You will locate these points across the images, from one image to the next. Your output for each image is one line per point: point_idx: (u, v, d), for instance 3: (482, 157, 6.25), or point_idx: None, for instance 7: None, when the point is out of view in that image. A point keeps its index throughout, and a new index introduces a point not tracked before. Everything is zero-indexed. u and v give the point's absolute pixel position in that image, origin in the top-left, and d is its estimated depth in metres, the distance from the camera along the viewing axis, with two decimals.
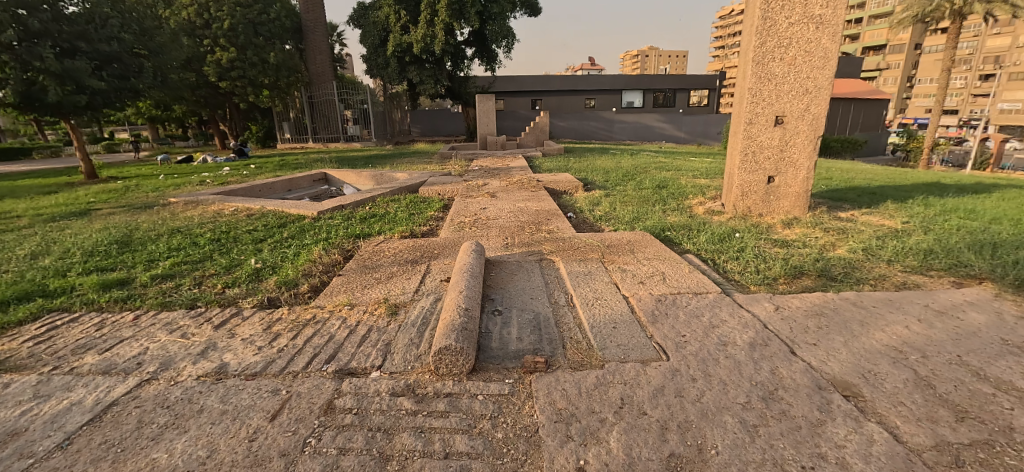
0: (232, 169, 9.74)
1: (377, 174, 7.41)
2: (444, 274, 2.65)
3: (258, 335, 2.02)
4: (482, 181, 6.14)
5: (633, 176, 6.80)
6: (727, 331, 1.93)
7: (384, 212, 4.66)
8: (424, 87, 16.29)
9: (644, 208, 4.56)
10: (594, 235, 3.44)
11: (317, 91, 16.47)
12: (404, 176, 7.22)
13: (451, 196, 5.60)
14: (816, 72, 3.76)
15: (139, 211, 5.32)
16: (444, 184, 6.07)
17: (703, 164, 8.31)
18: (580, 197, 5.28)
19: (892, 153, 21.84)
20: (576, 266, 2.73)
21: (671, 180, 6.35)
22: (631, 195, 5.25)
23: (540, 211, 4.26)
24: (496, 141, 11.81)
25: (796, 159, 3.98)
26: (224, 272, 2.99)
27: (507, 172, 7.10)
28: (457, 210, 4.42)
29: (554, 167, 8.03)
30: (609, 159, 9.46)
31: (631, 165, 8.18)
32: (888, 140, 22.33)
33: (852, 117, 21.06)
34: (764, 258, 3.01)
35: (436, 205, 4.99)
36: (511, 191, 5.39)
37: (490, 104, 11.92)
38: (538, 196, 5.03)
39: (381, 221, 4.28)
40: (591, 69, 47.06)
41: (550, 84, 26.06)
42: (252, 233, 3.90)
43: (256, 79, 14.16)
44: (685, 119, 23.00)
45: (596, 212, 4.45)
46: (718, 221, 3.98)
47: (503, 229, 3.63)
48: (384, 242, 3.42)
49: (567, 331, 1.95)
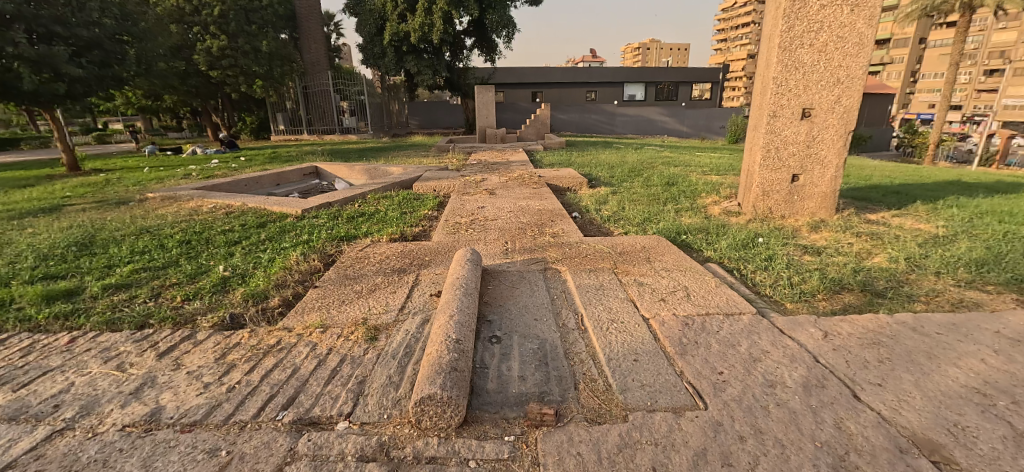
0: (220, 161, 9.34)
1: (371, 169, 7.04)
2: (435, 288, 2.31)
3: (207, 368, 1.68)
4: (480, 177, 5.79)
5: (640, 172, 6.45)
6: (772, 368, 1.59)
7: (373, 210, 4.31)
8: (421, 77, 15.84)
9: (656, 208, 4.22)
10: (604, 239, 3.09)
11: (312, 81, 16.02)
12: (399, 171, 6.85)
13: (447, 192, 5.25)
14: (849, 60, 3.41)
15: (112, 207, 4.96)
16: (441, 179, 5.72)
17: (712, 159, 7.94)
18: (586, 195, 4.93)
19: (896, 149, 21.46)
20: (586, 278, 2.38)
21: (681, 176, 6.00)
22: (640, 193, 4.91)
23: (543, 210, 3.91)
24: (495, 134, 11.41)
25: (823, 156, 3.64)
26: (187, 281, 2.65)
27: (507, 166, 6.74)
28: (453, 209, 4.07)
29: (555, 161, 7.68)
30: (612, 153, 9.10)
31: (637, 160, 7.82)
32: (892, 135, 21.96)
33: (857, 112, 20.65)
34: (796, 269, 2.67)
35: (430, 203, 4.62)
36: (512, 187, 5.03)
37: (489, 95, 11.53)
38: (541, 193, 4.68)
39: (370, 220, 3.93)
40: (592, 61, 46.39)
41: (551, 76, 25.56)
42: (226, 234, 3.55)
43: (248, 68, 13.72)
44: (688, 113, 22.59)
45: (604, 212, 4.11)
46: (737, 224, 3.65)
47: (502, 231, 3.29)
48: (369, 246, 3.08)
49: (578, 366, 1.62)
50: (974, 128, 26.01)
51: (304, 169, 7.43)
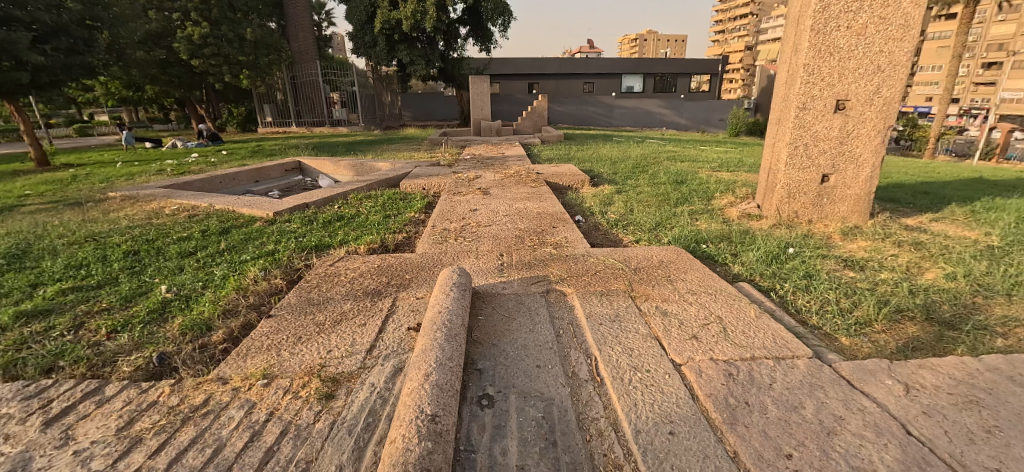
0: (199, 156, 8.83)
1: (357, 164, 6.58)
2: (414, 319, 1.89)
3: (101, 447, 1.26)
4: (474, 174, 5.35)
5: (644, 169, 6.02)
6: (854, 447, 1.19)
7: (353, 213, 3.86)
8: (414, 68, 15.30)
9: (669, 210, 3.80)
10: (617, 249, 2.68)
11: (300, 71, 15.40)
12: (387, 166, 6.39)
13: (437, 191, 4.83)
14: (893, 44, 2.98)
15: (66, 208, 4.50)
16: (431, 176, 5.26)
17: (719, 154, 7.55)
18: (590, 194, 4.49)
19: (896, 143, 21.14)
20: (597, 305, 1.97)
21: (690, 173, 5.57)
22: (648, 193, 4.49)
23: (542, 214, 3.49)
24: (490, 127, 10.93)
25: (859, 154, 3.22)
26: (120, 306, 2.23)
27: (502, 162, 6.29)
28: (441, 212, 3.62)
29: (553, 156, 7.22)
30: (613, 147, 8.68)
31: (640, 155, 7.41)
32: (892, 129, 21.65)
33: None
34: (842, 288, 2.27)
35: (418, 204, 4.18)
36: (508, 186, 4.59)
37: (484, 86, 11.06)
38: (542, 193, 4.26)
39: (347, 226, 3.50)
40: (589, 51, 45.64)
41: (547, 67, 24.96)
42: (181, 244, 3.10)
43: (232, 57, 13.12)
44: (687, 105, 22.14)
45: (611, 215, 3.68)
46: (761, 230, 3.25)
47: (497, 240, 2.85)
48: (343, 258, 2.64)
49: (596, 443, 1.22)
50: (971, 121, 25.64)
51: (287, 165, 6.96)
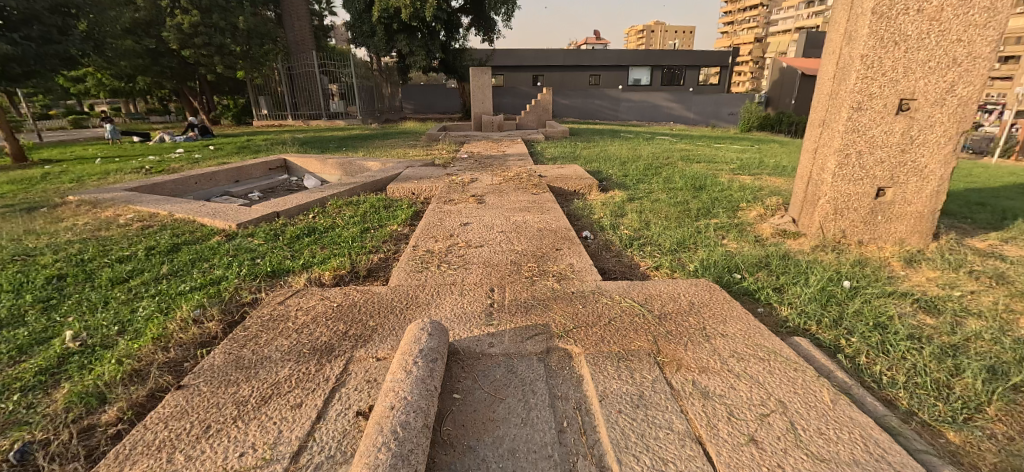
0: (184, 152, 8.38)
1: (346, 163, 6.08)
2: (365, 399, 1.40)
3: None
4: (469, 176, 4.84)
5: (658, 170, 5.48)
6: None
7: (327, 225, 3.36)
8: (414, 59, 14.73)
9: (690, 225, 3.29)
10: (635, 283, 2.17)
11: (296, 62, 14.87)
12: (377, 166, 5.88)
13: (427, 197, 4.34)
14: (974, 32, 2.43)
15: (14, 214, 4.04)
16: (422, 178, 4.77)
17: (736, 154, 6.97)
18: (599, 203, 3.98)
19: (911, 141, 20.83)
20: (616, 376, 1.48)
21: (709, 177, 5.03)
22: (666, 202, 3.97)
23: (544, 230, 2.97)
24: (491, 121, 10.38)
25: (924, 164, 2.70)
26: (6, 361, 1.75)
27: (501, 162, 5.78)
28: (426, 226, 3.11)
29: (557, 155, 6.69)
30: (621, 144, 8.12)
31: (651, 154, 6.86)
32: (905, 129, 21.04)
33: None
34: (931, 347, 1.75)
35: (403, 213, 3.68)
36: (506, 193, 4.08)
37: (485, 78, 10.50)
38: (545, 201, 3.75)
39: (317, 242, 3.01)
40: (596, 42, 44.60)
41: (553, 58, 24.25)
42: (115, 267, 2.62)
43: (224, 47, 12.63)
44: (696, 98, 21.43)
45: (624, 231, 3.17)
46: (804, 255, 2.73)
47: (488, 269, 2.35)
48: (297, 293, 2.15)
49: None
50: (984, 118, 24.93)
51: (272, 162, 6.49)
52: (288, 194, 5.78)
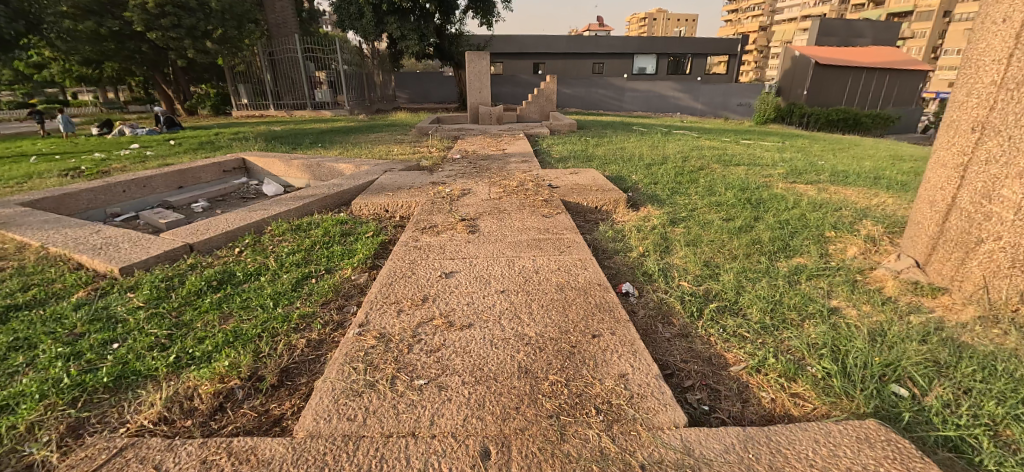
0: (137, 148, 7.31)
1: (313, 164, 4.99)
2: None
3: None
4: (460, 185, 3.78)
5: (694, 176, 4.43)
6: None
7: (249, 269, 2.33)
8: (405, 43, 13.50)
9: (776, 275, 2.27)
10: (751, 433, 1.16)
11: (277, 46, 13.69)
12: (350, 168, 4.78)
13: (402, 216, 3.31)
14: None
15: None
16: (400, 188, 3.72)
17: (773, 154, 5.98)
18: (635, 228, 2.94)
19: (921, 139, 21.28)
20: None
21: (762, 186, 3.99)
22: (723, 228, 2.94)
23: (568, 286, 1.94)
24: (490, 113, 9.26)
25: None
26: None
27: (500, 164, 4.72)
28: (388, 276, 2.06)
29: (566, 154, 5.65)
30: (637, 140, 7.09)
31: (676, 152, 5.83)
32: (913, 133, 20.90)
33: (885, 89, 21.56)
34: None
35: (365, 244, 2.64)
36: (507, 212, 3.01)
37: (482, 64, 9.40)
38: (564, 228, 2.69)
39: (225, 304, 1.98)
40: (599, 30, 42.98)
41: (555, 45, 23.00)
42: None
43: (196, 30, 11.50)
44: (704, 88, 20.23)
45: (684, 283, 2.15)
46: (985, 341, 1.73)
47: (480, 387, 1.32)
48: (113, 459, 1.13)
49: None
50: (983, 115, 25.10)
51: (230, 162, 5.40)
52: (241, 204, 4.70)
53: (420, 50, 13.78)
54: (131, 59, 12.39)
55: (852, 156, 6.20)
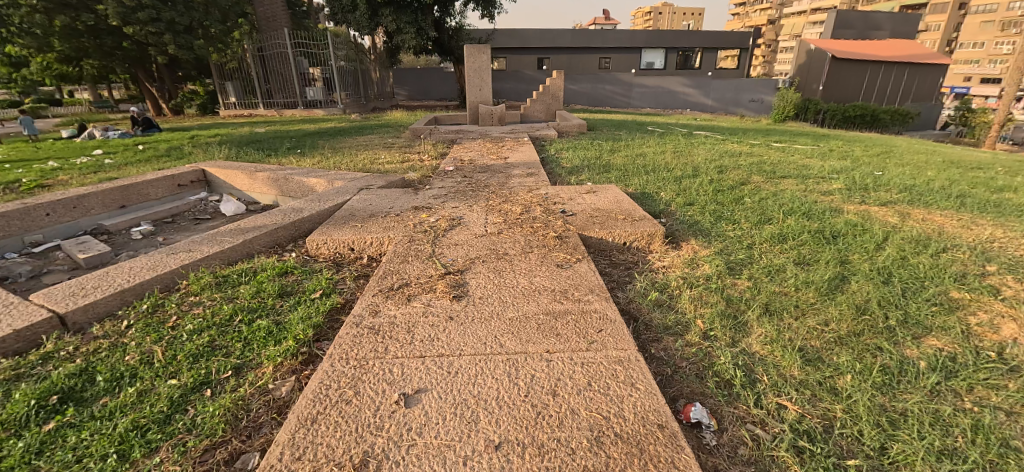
0: (99, 155, 6.56)
1: (279, 178, 4.20)
2: None
3: None
4: (450, 210, 2.97)
5: (738, 195, 3.63)
6: None
7: (120, 368, 1.55)
8: (402, 37, 12.66)
9: (923, 386, 1.46)
10: None
11: (266, 41, 12.90)
12: (321, 184, 3.98)
13: (370, 258, 2.52)
14: None
15: None
16: (372, 215, 2.92)
17: (817, 162, 5.15)
18: (686, 283, 2.13)
19: (941, 136, 20.34)
20: None
21: (828, 211, 3.18)
22: (807, 284, 2.13)
23: (612, 430, 1.14)
24: (491, 112, 8.42)
25: None
26: None
27: (502, 178, 3.93)
28: (313, 402, 1.26)
29: (577, 163, 4.85)
30: (656, 144, 6.26)
31: (704, 159, 5.01)
32: (935, 129, 19.99)
33: (904, 83, 20.58)
34: None
35: (306, 315, 1.85)
36: (508, 258, 2.19)
37: (483, 59, 8.58)
38: (590, 288, 1.89)
39: (44, 456, 1.20)
40: (604, 24, 41.70)
41: (560, 39, 22.07)
42: None
43: (177, 24, 10.76)
44: (716, 84, 19.28)
45: (788, 407, 1.36)
46: None
47: None
48: None
49: None
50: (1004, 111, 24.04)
51: (187, 175, 4.59)
52: (192, 227, 3.90)
53: (418, 44, 12.93)
54: (110, 55, 11.59)
55: (905, 164, 5.41)
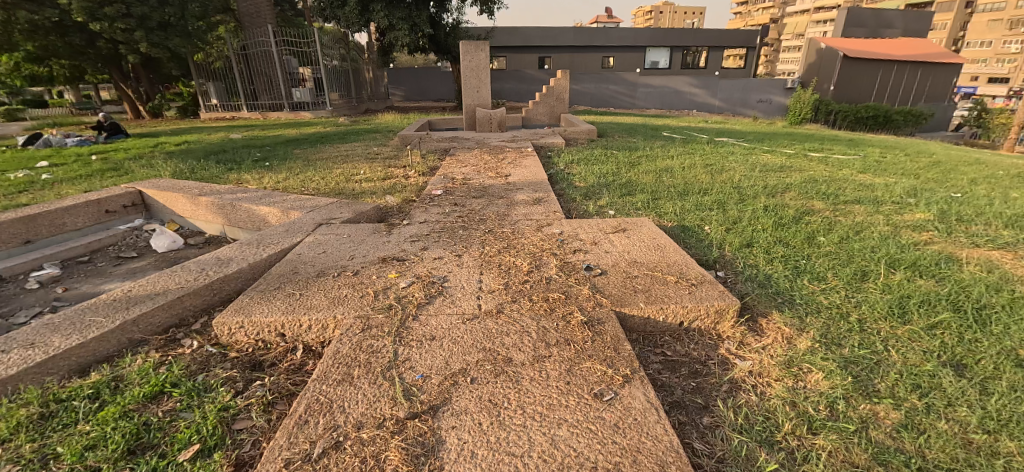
0: (42, 168, 5.74)
1: (225, 204, 3.37)
2: None
3: None
4: (431, 264, 2.14)
5: (807, 231, 2.81)
6: None
7: None
8: (394, 35, 11.83)
9: None
10: None
11: (249, 39, 12.02)
12: (274, 214, 3.15)
13: (304, 352, 1.70)
14: None
15: None
16: (321, 273, 2.09)
17: (873, 180, 4.31)
18: (804, 422, 1.31)
19: (957, 139, 19.51)
20: None
21: (944, 263, 2.35)
22: (1005, 427, 1.30)
23: None
24: (490, 116, 7.58)
25: None
26: None
27: (502, 206, 3.09)
28: None
29: (592, 182, 4.02)
30: (677, 155, 5.44)
31: (742, 178, 4.18)
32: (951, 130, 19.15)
33: (918, 83, 19.71)
34: None
35: None
36: (512, 379, 1.34)
37: (481, 57, 7.73)
38: (660, 465, 1.05)
39: None
40: (607, 22, 40.75)
41: (562, 38, 21.22)
42: None
43: (150, 20, 9.89)
44: (724, 83, 18.46)
45: None
46: None
47: None
48: None
49: None
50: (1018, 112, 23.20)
51: (118, 199, 3.75)
52: (109, 272, 3.07)
53: (412, 42, 12.10)
54: (79, 54, 10.74)
55: (972, 181, 4.60)
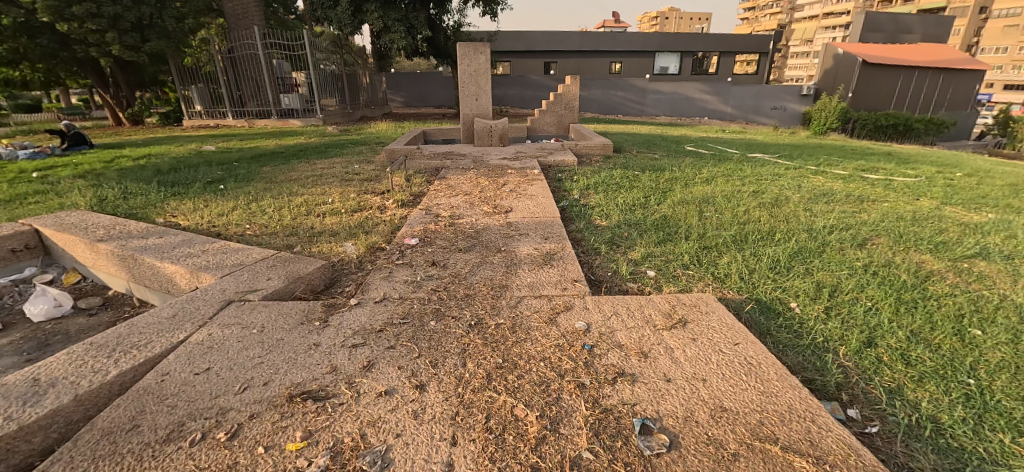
0: None
1: (126, 256, 2.49)
2: None
3: None
4: (371, 411, 1.24)
5: (949, 321, 1.89)
6: None
7: None
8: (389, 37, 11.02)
9: None
10: None
11: (235, 41, 11.25)
12: (184, 276, 2.27)
13: None
14: None
15: None
16: (178, 433, 1.19)
17: (967, 217, 3.39)
18: None
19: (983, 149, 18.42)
20: None
21: None
22: None
23: None
24: (490, 128, 6.70)
25: None
26: None
27: (499, 268, 2.19)
28: None
29: (616, 220, 3.12)
30: (710, 177, 4.53)
31: (805, 214, 3.26)
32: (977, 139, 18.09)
33: (941, 91, 18.72)
34: None
35: None
36: None
37: (481, 60, 6.84)
38: None
39: None
40: (613, 27, 39.90)
41: (569, 42, 20.37)
42: None
43: (124, 20, 9.14)
44: (738, 90, 17.54)
45: None
46: None
47: None
48: None
49: None
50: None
51: (3, 242, 2.87)
52: None
53: (409, 45, 11.29)
54: (52, 57, 10.00)
55: None
